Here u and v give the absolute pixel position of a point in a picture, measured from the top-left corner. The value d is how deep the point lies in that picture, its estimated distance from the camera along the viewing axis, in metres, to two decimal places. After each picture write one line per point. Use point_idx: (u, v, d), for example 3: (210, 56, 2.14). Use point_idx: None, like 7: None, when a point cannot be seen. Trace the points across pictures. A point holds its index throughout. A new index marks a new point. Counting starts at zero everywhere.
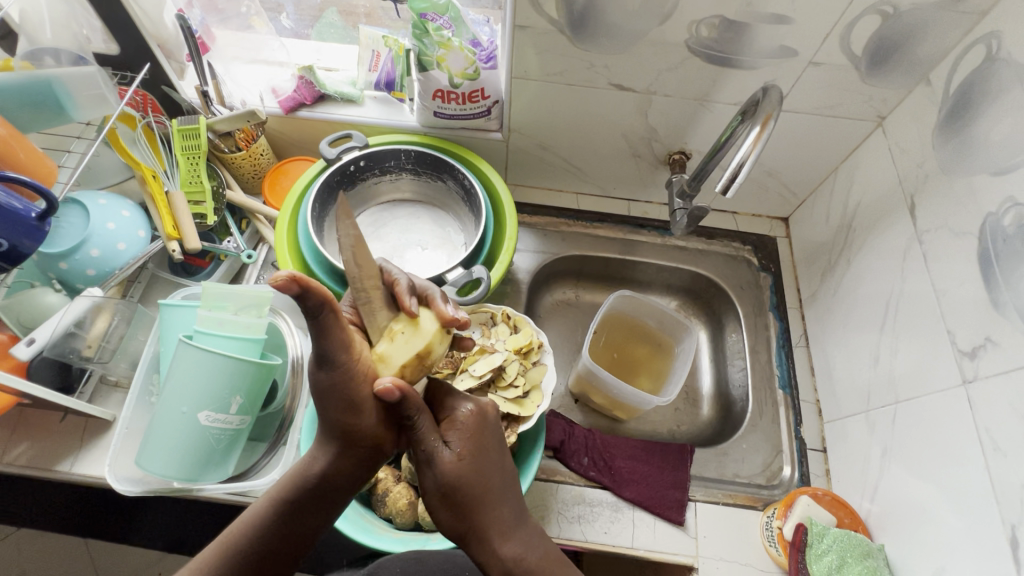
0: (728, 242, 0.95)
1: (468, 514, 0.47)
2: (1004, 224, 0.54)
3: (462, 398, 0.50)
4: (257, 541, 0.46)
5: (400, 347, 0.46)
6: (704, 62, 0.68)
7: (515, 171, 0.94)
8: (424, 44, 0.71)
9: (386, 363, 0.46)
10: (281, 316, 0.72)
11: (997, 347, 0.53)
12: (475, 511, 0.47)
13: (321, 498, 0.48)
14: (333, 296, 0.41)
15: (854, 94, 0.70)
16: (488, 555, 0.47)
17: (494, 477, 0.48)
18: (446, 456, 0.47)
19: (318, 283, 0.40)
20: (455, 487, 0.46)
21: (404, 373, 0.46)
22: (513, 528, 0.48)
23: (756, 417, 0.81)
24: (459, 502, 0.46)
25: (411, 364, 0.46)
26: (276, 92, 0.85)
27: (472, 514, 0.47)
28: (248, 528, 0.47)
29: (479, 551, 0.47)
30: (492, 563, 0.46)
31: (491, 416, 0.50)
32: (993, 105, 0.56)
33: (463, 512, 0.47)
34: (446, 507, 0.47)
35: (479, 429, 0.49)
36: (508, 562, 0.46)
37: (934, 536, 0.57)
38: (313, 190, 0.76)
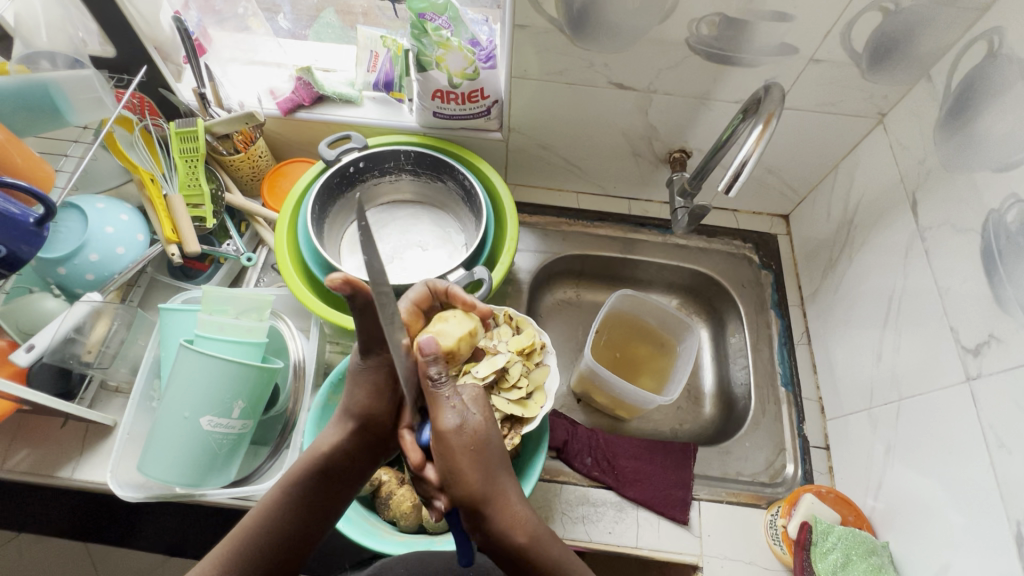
0: (730, 240, 0.94)
1: (493, 474, 0.47)
2: (1007, 221, 0.54)
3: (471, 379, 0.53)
4: (272, 526, 0.49)
5: (454, 326, 0.62)
6: (704, 60, 0.68)
7: (515, 171, 0.94)
8: (423, 44, 0.71)
9: (444, 335, 0.60)
10: (283, 319, 0.71)
11: (1001, 344, 0.53)
12: (497, 474, 0.47)
13: (331, 483, 0.52)
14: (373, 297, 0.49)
15: (854, 91, 0.70)
16: (510, 517, 0.47)
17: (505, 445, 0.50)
18: (472, 417, 0.47)
19: (364, 284, 0.48)
20: (480, 451, 0.47)
21: (458, 345, 0.61)
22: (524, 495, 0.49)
23: (759, 416, 0.81)
24: (486, 464, 0.47)
25: (464, 338, 0.62)
26: (273, 93, 0.85)
27: (494, 476, 0.47)
28: (263, 513, 0.50)
29: (502, 515, 0.46)
30: (516, 526, 0.47)
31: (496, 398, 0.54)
32: (996, 101, 0.56)
33: (489, 474, 0.47)
34: (476, 466, 0.46)
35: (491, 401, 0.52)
36: (529, 523, 0.47)
37: (938, 532, 0.58)
38: (313, 192, 0.76)
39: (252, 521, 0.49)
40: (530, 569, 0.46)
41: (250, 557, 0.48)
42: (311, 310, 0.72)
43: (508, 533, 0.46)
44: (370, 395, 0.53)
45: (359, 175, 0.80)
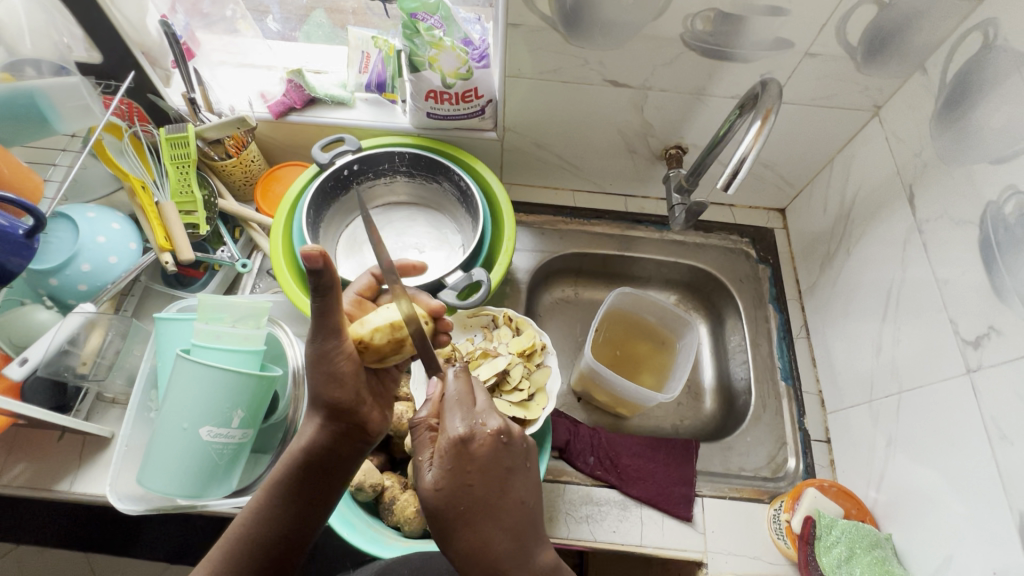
0: (727, 235, 0.95)
1: (453, 542, 0.43)
2: (1005, 213, 0.54)
3: (455, 419, 0.45)
4: (263, 528, 0.49)
5: (378, 316, 0.55)
6: (699, 56, 0.67)
7: (510, 170, 0.93)
8: (416, 44, 0.70)
9: (363, 323, 0.55)
10: (279, 325, 0.71)
11: (1001, 335, 0.53)
12: (458, 538, 0.42)
13: (316, 478, 0.52)
14: (339, 283, 0.47)
15: (849, 85, 0.70)
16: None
17: (480, 506, 0.43)
18: (426, 483, 0.44)
19: (335, 267, 0.45)
20: (445, 521, 0.43)
21: (372, 335, 0.54)
22: (518, 560, 0.42)
23: (759, 410, 0.81)
24: (448, 530, 0.43)
25: (380, 330, 0.54)
26: (265, 97, 0.84)
27: (468, 549, 0.42)
28: (254, 514, 0.50)
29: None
30: None
31: (494, 441, 0.44)
32: (992, 93, 0.56)
33: (449, 541, 0.43)
34: (438, 531, 0.43)
35: (469, 456, 0.43)
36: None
37: (942, 524, 0.58)
38: (308, 196, 0.75)
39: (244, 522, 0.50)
40: None
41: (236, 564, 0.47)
42: (305, 313, 0.71)
43: None
44: (335, 385, 0.52)
45: (353, 178, 0.79)
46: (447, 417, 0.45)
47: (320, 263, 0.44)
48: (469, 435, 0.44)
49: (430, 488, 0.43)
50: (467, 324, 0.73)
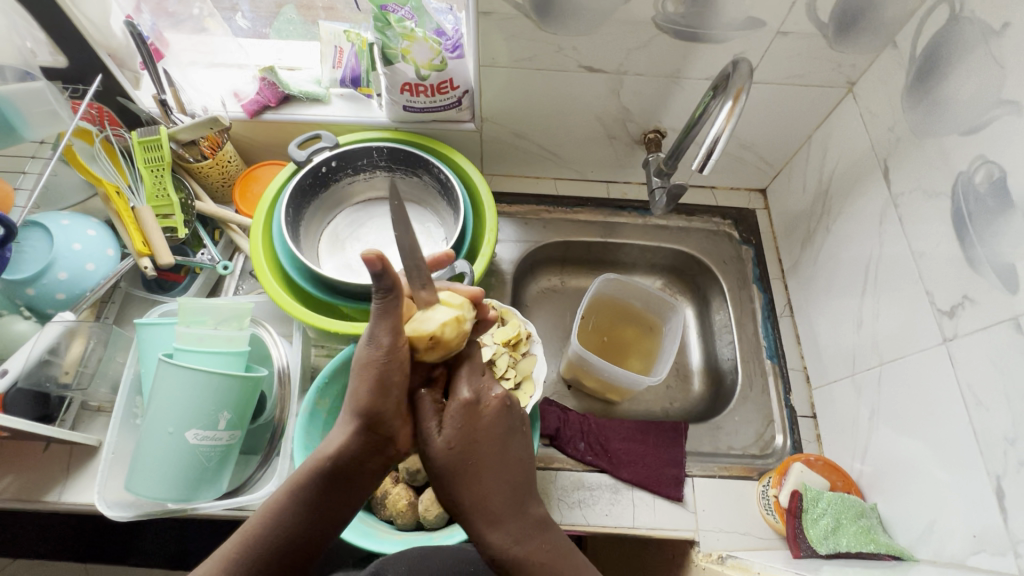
0: (709, 217, 0.96)
1: (458, 499, 0.44)
2: (975, 183, 0.54)
3: (463, 384, 0.47)
4: (276, 532, 0.44)
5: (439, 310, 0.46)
6: (672, 38, 0.67)
7: (491, 162, 0.93)
8: (388, 37, 0.70)
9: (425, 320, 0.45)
10: (263, 325, 0.70)
11: (975, 304, 0.54)
12: (464, 493, 0.44)
13: (341, 486, 0.45)
14: (402, 283, 0.40)
15: (823, 62, 0.70)
16: (495, 537, 0.44)
17: (486, 466, 0.45)
18: (434, 446, 0.45)
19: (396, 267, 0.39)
20: (451, 475, 0.44)
21: (440, 330, 0.44)
22: (513, 515, 0.45)
23: (746, 389, 0.83)
24: (452, 488, 0.45)
25: (449, 324, 0.45)
26: (238, 95, 0.82)
27: (468, 501, 0.44)
28: (267, 519, 0.45)
29: (480, 535, 0.44)
30: (483, 549, 0.45)
31: (502, 406, 0.47)
32: (959, 64, 0.56)
33: (454, 498, 0.45)
34: (442, 491, 0.45)
35: (477, 418, 0.46)
36: (510, 551, 0.44)
37: (925, 492, 0.58)
38: (287, 194, 0.74)
39: (251, 535, 0.44)
40: None
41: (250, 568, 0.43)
42: (289, 312, 0.71)
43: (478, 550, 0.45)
44: (373, 392, 0.43)
45: (332, 174, 0.78)
46: (456, 384, 0.46)
47: (379, 266, 0.37)
48: (477, 398, 0.46)
49: (439, 448, 0.44)
50: None
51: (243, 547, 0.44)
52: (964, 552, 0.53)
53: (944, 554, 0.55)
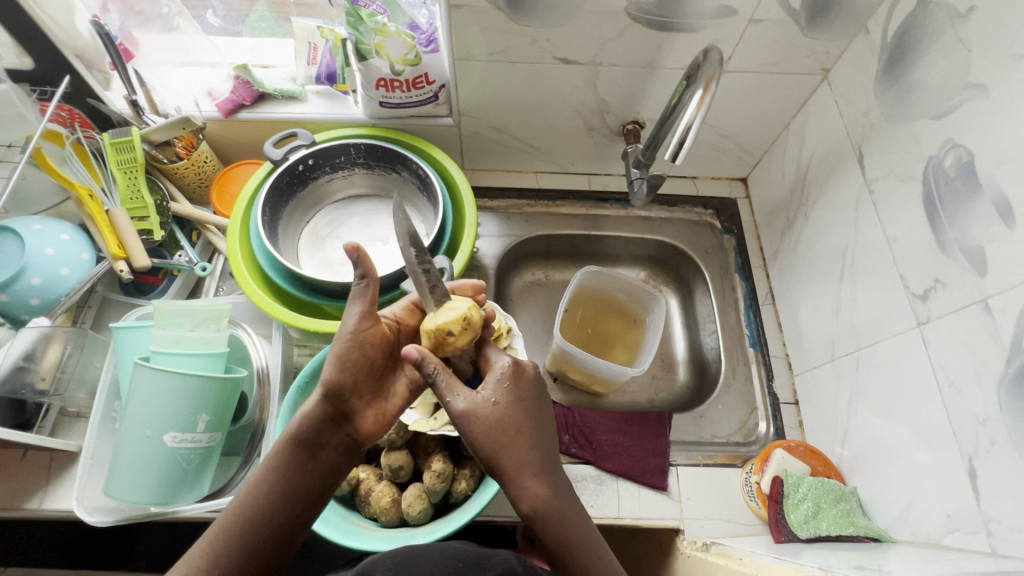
0: (691, 208, 0.96)
1: (500, 449, 0.48)
2: (945, 166, 0.54)
3: (500, 355, 0.55)
4: (256, 505, 0.47)
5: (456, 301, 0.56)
6: (645, 28, 0.67)
7: (472, 156, 0.93)
8: (360, 32, 0.69)
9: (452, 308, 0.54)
10: (241, 326, 0.70)
11: (946, 287, 0.54)
12: (509, 443, 0.49)
13: (310, 456, 0.50)
14: (374, 275, 0.50)
15: (796, 49, 0.70)
16: (532, 486, 0.48)
17: (527, 422, 0.51)
18: (477, 400, 0.50)
19: (370, 260, 0.49)
20: (495, 424, 0.49)
21: (468, 313, 0.54)
22: (547, 469, 0.50)
23: (729, 377, 0.83)
24: (497, 440, 0.49)
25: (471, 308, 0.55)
26: (212, 94, 0.81)
27: (509, 450, 0.49)
28: (248, 492, 0.48)
29: (517, 486, 0.48)
30: (523, 498, 0.48)
31: (530, 373, 0.54)
32: (928, 49, 0.56)
33: (497, 449, 0.48)
34: (488, 442, 0.49)
35: (519, 379, 0.53)
36: (543, 500, 0.48)
37: (902, 474, 0.59)
38: (263, 193, 0.74)
39: (238, 508, 0.47)
40: (541, 536, 0.48)
41: (238, 540, 0.46)
42: (268, 312, 0.70)
43: (516, 501, 0.48)
44: (331, 370, 0.50)
45: (308, 172, 0.78)
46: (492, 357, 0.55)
47: (356, 257, 0.48)
48: (519, 364, 0.54)
49: (479, 402, 0.50)
50: None
51: (238, 519, 0.47)
52: (939, 531, 0.53)
53: (921, 535, 0.55)
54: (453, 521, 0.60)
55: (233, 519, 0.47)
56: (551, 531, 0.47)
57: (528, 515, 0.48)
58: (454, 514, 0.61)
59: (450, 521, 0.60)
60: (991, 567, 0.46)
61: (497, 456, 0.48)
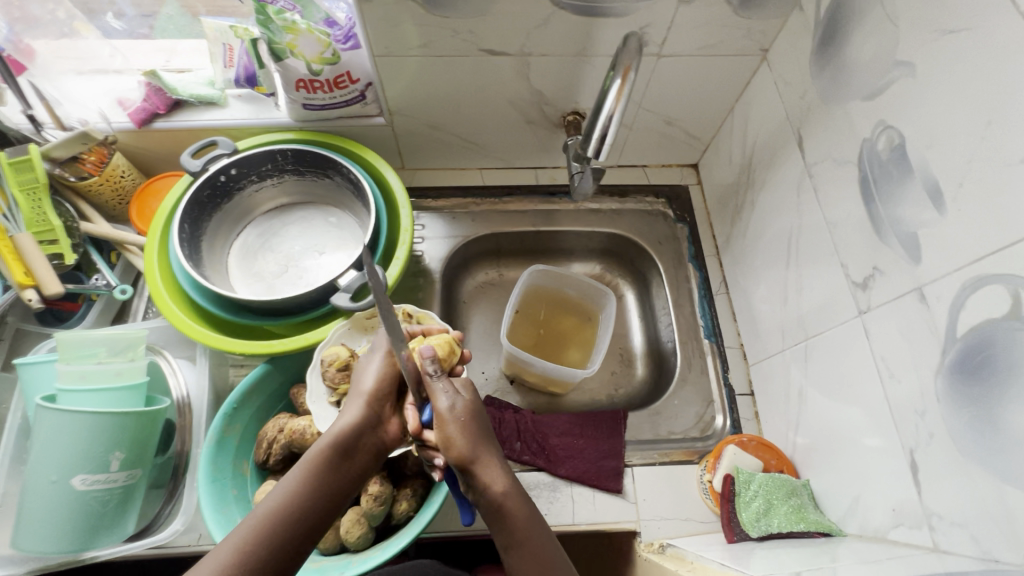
0: (643, 197, 0.93)
1: (478, 437, 0.53)
2: (878, 149, 0.52)
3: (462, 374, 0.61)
4: (290, 504, 0.48)
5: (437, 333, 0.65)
6: (571, 15, 0.63)
7: (411, 156, 0.89)
8: (271, 31, 0.65)
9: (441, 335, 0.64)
10: (160, 354, 0.66)
11: (884, 275, 0.52)
12: (482, 432, 0.54)
13: (348, 459, 0.52)
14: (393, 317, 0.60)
15: (731, 30, 0.67)
16: (496, 477, 0.52)
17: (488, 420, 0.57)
18: (460, 396, 0.55)
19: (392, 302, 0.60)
20: (472, 414, 0.54)
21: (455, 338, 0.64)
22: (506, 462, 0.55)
23: (685, 371, 0.81)
24: (474, 429, 0.53)
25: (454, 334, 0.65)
26: (123, 103, 0.76)
27: (484, 442, 0.53)
28: (283, 494, 0.48)
29: (485, 474, 0.52)
30: (493, 482, 0.52)
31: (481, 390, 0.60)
32: (858, 25, 0.53)
33: (475, 437, 0.53)
34: (464, 431, 0.52)
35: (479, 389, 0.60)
36: (511, 484, 0.53)
37: (850, 469, 0.58)
38: (179, 210, 0.69)
39: (271, 512, 0.47)
40: (512, 518, 0.51)
41: (269, 541, 0.46)
42: (193, 337, 0.66)
43: (490, 484, 0.52)
44: (372, 379, 0.57)
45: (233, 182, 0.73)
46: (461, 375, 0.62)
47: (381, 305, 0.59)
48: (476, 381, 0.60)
49: (465, 401, 0.54)
50: (365, 325, 0.67)
51: (270, 521, 0.46)
52: (886, 525, 0.52)
53: (869, 528, 0.54)
54: (388, 548, 0.56)
55: (265, 520, 0.46)
56: (514, 518, 0.51)
57: (494, 505, 0.51)
58: (394, 539, 0.58)
59: (386, 549, 0.56)
60: (935, 564, 0.44)
61: (472, 450, 0.52)
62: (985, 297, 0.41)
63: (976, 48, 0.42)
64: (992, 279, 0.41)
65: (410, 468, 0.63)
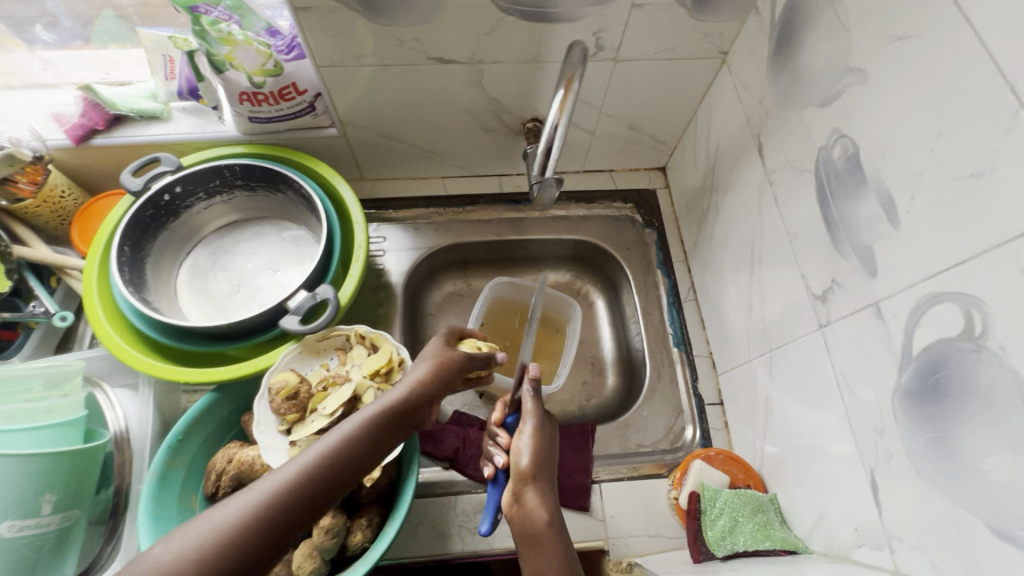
0: (610, 203, 0.91)
1: (546, 461, 0.59)
2: (834, 158, 0.50)
3: None
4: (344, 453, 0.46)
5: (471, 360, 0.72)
6: (520, 21, 0.61)
7: (369, 166, 0.86)
8: (208, 43, 0.62)
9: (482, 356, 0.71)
10: (99, 387, 0.64)
11: (843, 288, 0.50)
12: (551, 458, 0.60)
13: (400, 426, 0.52)
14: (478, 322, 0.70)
15: (688, 33, 0.65)
16: (541, 504, 0.55)
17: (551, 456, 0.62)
18: (547, 422, 0.63)
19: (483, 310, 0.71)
20: (550, 437, 0.61)
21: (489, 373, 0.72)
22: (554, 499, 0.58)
23: (654, 382, 0.80)
24: (546, 451, 0.60)
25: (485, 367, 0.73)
26: (59, 117, 0.73)
27: (547, 471, 0.58)
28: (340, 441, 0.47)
29: (540, 493, 0.56)
30: (538, 506, 0.54)
31: None
32: (812, 29, 0.52)
33: (546, 460, 0.59)
34: (544, 449, 0.59)
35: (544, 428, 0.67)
36: (555, 514, 0.54)
37: (814, 486, 0.56)
38: (118, 233, 0.66)
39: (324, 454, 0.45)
40: (549, 542, 0.52)
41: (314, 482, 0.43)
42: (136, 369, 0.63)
43: (542, 503, 0.54)
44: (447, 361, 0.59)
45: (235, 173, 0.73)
46: None
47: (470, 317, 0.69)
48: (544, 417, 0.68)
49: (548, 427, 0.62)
50: (317, 348, 0.65)
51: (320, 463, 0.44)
52: (849, 544, 0.51)
53: (833, 546, 0.53)
54: None
55: (318, 461, 0.44)
56: (549, 546, 0.51)
57: (531, 528, 0.53)
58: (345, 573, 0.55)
59: None
60: None
61: (534, 466, 0.57)
62: (940, 315, 0.39)
63: (926, 55, 0.40)
64: (945, 297, 0.39)
65: (366, 496, 0.61)
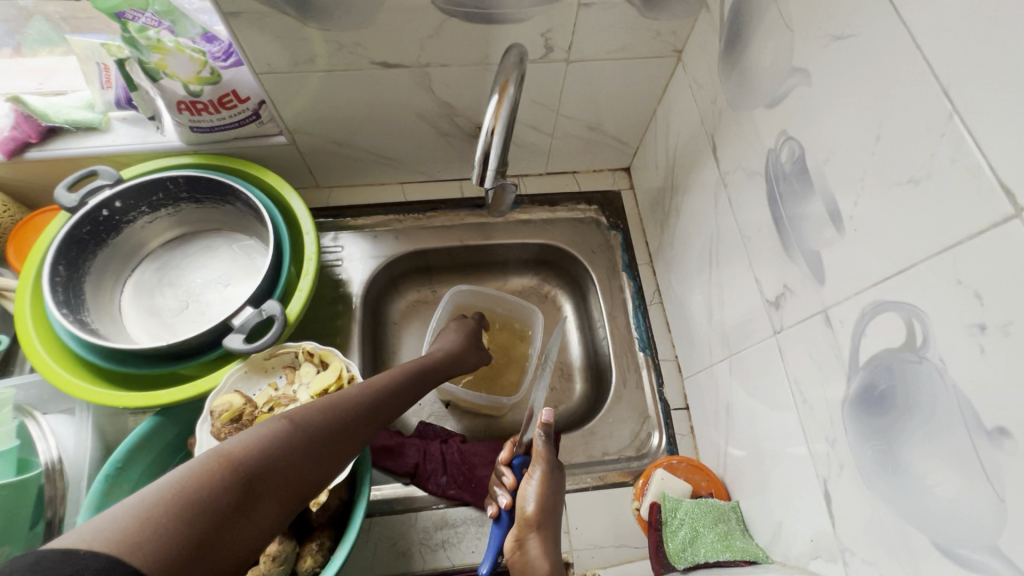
0: (574, 205, 0.89)
1: (550, 506, 0.61)
2: (782, 161, 0.49)
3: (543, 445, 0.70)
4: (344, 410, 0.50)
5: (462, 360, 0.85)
6: (464, 22, 0.59)
7: (324, 173, 0.83)
8: (138, 50, 0.59)
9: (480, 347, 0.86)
10: (30, 418, 0.60)
11: (794, 294, 0.49)
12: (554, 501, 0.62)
13: (390, 400, 0.57)
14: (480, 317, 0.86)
15: (640, 32, 0.63)
16: (543, 552, 0.57)
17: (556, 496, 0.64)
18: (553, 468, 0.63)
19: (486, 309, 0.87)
20: (555, 484, 0.62)
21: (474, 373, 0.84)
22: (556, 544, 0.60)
23: (620, 387, 0.78)
24: (551, 493, 0.61)
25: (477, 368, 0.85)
26: None
27: (550, 518, 0.60)
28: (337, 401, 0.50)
29: (544, 543, 0.58)
30: (540, 555, 0.56)
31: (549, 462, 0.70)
32: (757, 29, 0.50)
33: (549, 503, 0.61)
34: (548, 496, 0.61)
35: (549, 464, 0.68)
36: (554, 562, 0.57)
37: (773, 494, 0.55)
38: (52, 249, 0.63)
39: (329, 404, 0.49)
40: None
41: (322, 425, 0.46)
42: (69, 391, 0.61)
43: (544, 552, 0.57)
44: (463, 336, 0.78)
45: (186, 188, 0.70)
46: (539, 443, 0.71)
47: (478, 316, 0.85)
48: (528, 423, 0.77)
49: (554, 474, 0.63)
50: (264, 367, 0.64)
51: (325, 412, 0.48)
52: (805, 555, 0.50)
53: (791, 556, 0.52)
54: None
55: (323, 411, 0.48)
56: None
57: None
58: None
59: None
60: None
61: (539, 515, 0.59)
62: (884, 324, 0.38)
63: (863, 56, 0.39)
64: (888, 307, 0.38)
65: (316, 519, 0.58)
